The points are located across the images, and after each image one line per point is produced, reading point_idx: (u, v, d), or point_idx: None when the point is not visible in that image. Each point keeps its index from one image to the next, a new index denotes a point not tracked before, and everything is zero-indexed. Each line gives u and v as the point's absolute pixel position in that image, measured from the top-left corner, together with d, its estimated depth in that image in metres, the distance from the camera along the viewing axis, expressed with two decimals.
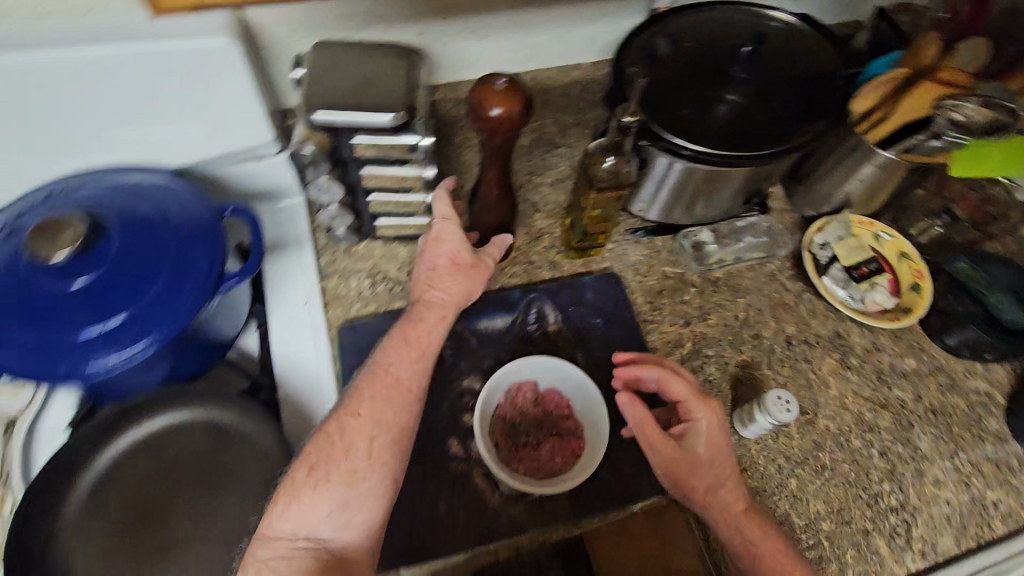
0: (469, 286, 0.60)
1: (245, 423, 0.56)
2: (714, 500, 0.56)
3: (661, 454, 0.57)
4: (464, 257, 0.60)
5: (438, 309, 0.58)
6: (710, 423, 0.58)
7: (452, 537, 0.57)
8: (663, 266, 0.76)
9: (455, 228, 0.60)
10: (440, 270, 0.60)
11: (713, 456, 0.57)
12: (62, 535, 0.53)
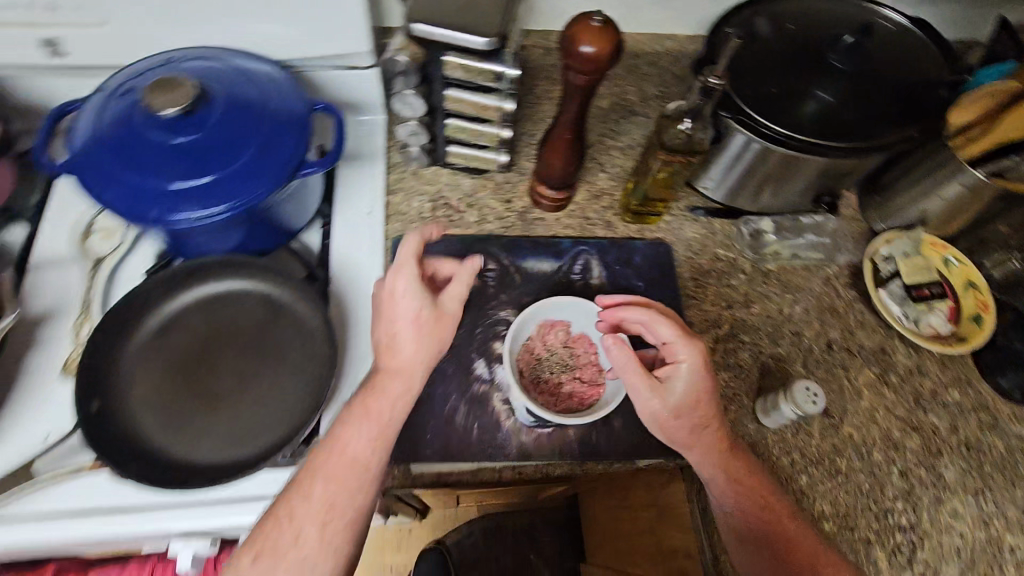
0: (434, 347, 0.55)
1: (298, 300, 0.61)
2: (697, 443, 0.57)
3: (644, 399, 0.57)
4: (425, 315, 0.55)
5: (399, 376, 0.53)
6: (694, 364, 0.56)
7: (463, 448, 0.59)
8: (717, 248, 0.76)
9: (413, 279, 0.55)
10: (401, 333, 0.54)
11: (696, 401, 0.56)
12: (126, 360, 0.57)
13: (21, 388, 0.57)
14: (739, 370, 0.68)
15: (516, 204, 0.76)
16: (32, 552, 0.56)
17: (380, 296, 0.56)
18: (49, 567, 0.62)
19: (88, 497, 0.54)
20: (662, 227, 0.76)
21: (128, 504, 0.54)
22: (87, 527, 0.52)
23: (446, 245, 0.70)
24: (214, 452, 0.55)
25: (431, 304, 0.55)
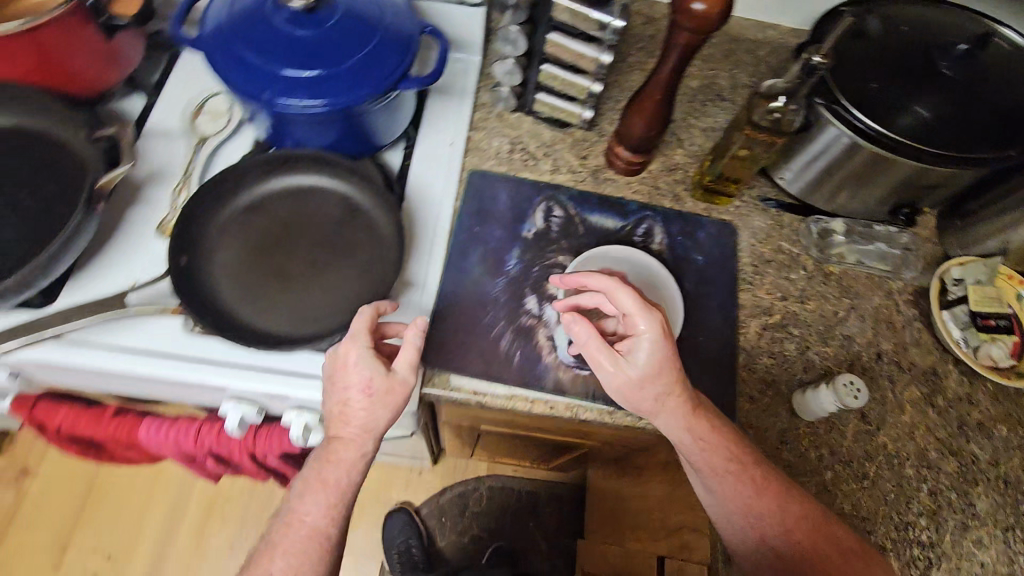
0: (385, 416, 0.55)
1: (378, 207, 0.65)
2: (663, 412, 0.57)
3: (607, 373, 0.57)
4: (376, 384, 0.54)
5: (351, 445, 0.55)
6: (654, 334, 0.56)
7: (502, 372, 0.61)
8: (782, 240, 0.76)
9: (363, 354, 0.54)
10: (353, 404, 0.54)
11: (658, 371, 0.56)
12: (213, 229, 0.62)
13: (120, 236, 0.63)
14: (783, 360, 0.68)
15: (591, 161, 0.77)
16: (107, 382, 0.62)
17: (332, 365, 0.55)
18: (109, 408, 0.68)
19: (164, 341, 0.59)
20: (731, 210, 0.77)
21: (198, 354, 0.59)
22: (160, 366, 0.58)
23: (517, 185, 0.73)
24: (279, 326, 0.59)
25: (385, 371, 0.55)
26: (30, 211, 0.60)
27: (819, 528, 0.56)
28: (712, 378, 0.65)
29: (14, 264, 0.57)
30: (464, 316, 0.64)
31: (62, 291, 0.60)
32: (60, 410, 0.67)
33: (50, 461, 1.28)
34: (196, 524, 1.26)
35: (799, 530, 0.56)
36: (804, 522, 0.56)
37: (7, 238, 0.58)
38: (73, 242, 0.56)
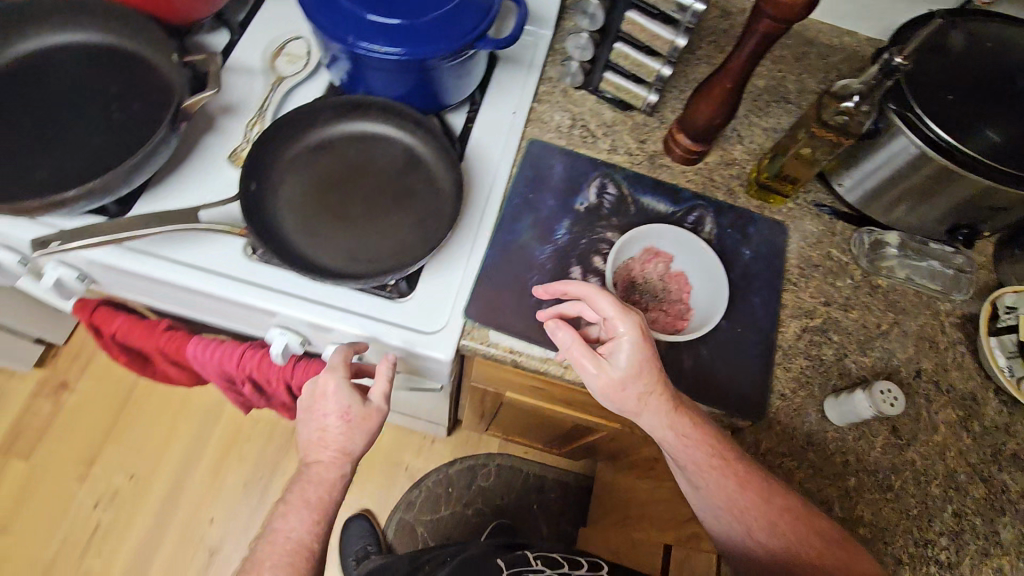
0: (362, 440, 0.62)
1: (440, 162, 0.67)
2: (645, 411, 0.58)
3: (590, 375, 0.58)
4: (354, 410, 0.61)
5: (331, 466, 0.61)
6: (634, 335, 0.56)
7: (541, 335, 0.63)
8: (832, 247, 0.75)
9: (341, 384, 0.61)
10: (330, 430, 0.61)
11: (638, 371, 0.56)
12: (282, 163, 0.65)
13: (194, 159, 0.67)
14: (819, 363, 0.68)
15: (649, 146, 0.77)
16: (167, 294, 0.66)
17: (312, 395, 0.62)
18: (162, 322, 0.71)
19: (225, 260, 0.63)
20: (784, 211, 0.76)
21: (256, 277, 0.63)
22: (223, 284, 0.62)
23: (574, 159, 0.73)
24: (334, 260, 0.62)
25: (361, 401, 0.62)
26: (118, 123, 0.63)
27: (804, 519, 0.57)
28: (748, 371, 0.65)
29: (98, 170, 0.61)
30: (509, 277, 0.65)
31: (137, 201, 0.64)
32: (116, 318, 0.70)
33: (89, 378, 1.35)
34: (216, 457, 1.32)
35: (785, 523, 0.57)
36: (797, 521, 0.57)
37: (94, 145, 0.62)
38: (155, 155, 0.59)
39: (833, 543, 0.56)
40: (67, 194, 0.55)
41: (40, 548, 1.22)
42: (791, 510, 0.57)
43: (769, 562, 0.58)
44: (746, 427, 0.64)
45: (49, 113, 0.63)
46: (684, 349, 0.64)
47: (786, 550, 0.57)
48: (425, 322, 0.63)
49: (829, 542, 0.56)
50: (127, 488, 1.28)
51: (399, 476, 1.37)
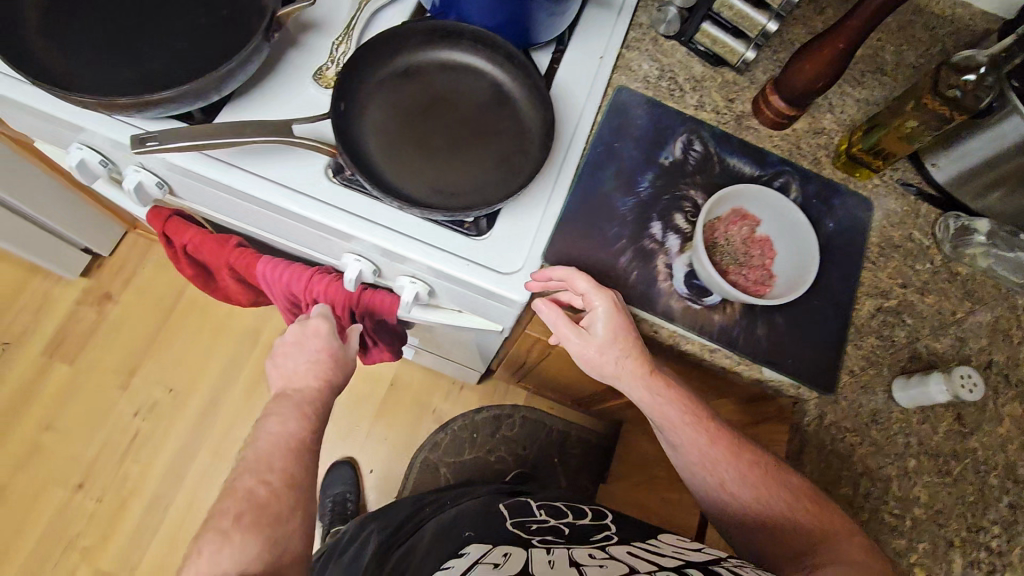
0: (340, 379, 0.68)
1: (530, 102, 0.65)
2: (622, 375, 0.63)
3: (573, 344, 0.64)
4: (340, 351, 0.68)
5: (313, 395, 0.65)
6: (608, 309, 0.60)
7: (618, 286, 0.63)
8: (914, 229, 0.73)
9: (331, 327, 0.68)
10: (321, 363, 0.67)
11: (613, 340, 0.61)
12: (368, 85, 0.62)
13: (278, 74, 0.65)
14: (888, 345, 0.67)
15: (736, 106, 0.74)
16: (244, 211, 0.66)
17: (300, 333, 0.67)
18: (232, 239, 0.72)
19: (307, 182, 0.62)
20: (869, 187, 0.73)
21: (337, 202, 0.62)
22: (306, 205, 0.61)
23: (660, 113, 0.71)
24: (418, 191, 0.60)
25: (343, 346, 0.69)
26: (205, 28, 0.61)
27: (770, 474, 0.62)
28: (819, 345, 0.64)
29: (185, 74, 0.58)
30: (589, 227, 0.64)
31: (221, 112, 0.62)
32: (189, 229, 0.70)
33: (131, 293, 1.37)
34: (251, 382, 1.35)
35: (755, 475, 0.62)
36: (769, 477, 0.61)
37: (180, 48, 0.59)
38: (246, 63, 0.57)
39: (800, 494, 0.60)
40: (157, 95, 0.54)
41: (80, 450, 1.26)
42: (759, 463, 0.63)
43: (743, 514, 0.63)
44: (812, 399, 0.63)
45: (134, 9, 0.60)
46: (759, 316, 0.63)
47: (758, 503, 0.61)
48: (501, 262, 0.63)
49: (799, 491, 0.60)
50: (166, 402, 1.32)
51: (427, 417, 1.42)
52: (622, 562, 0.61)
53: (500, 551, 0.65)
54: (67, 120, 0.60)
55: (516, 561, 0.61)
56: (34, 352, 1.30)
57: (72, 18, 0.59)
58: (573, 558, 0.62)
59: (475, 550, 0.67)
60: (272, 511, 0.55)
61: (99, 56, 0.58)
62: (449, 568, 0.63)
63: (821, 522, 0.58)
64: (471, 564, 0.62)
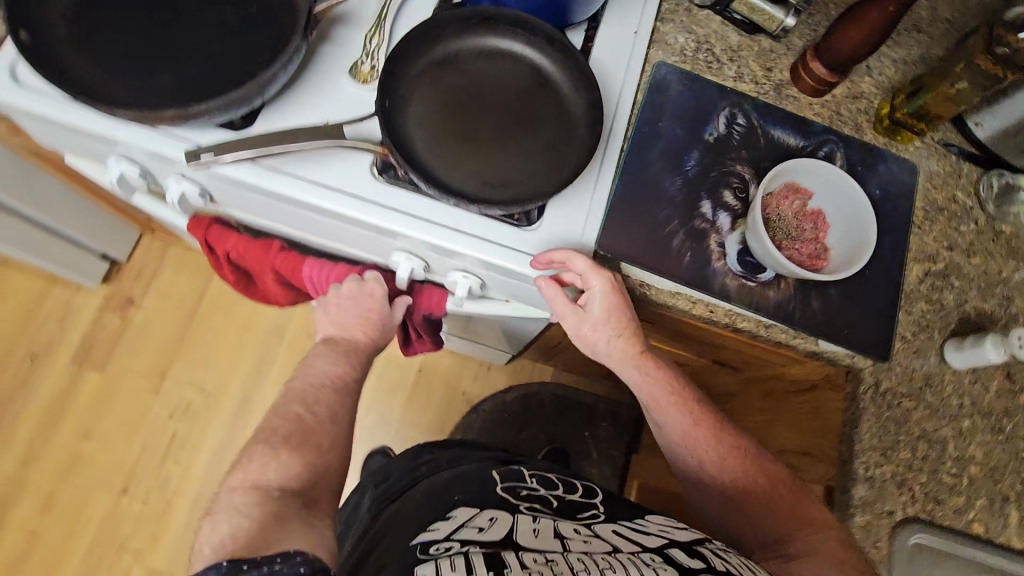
0: (383, 339, 0.70)
1: (572, 85, 0.63)
2: (614, 352, 0.65)
3: (568, 321, 0.64)
4: (387, 317, 0.69)
5: (353, 349, 0.68)
6: (604, 288, 0.61)
7: (673, 267, 0.63)
8: (956, 190, 0.72)
9: (383, 292, 0.68)
10: (368, 322, 0.68)
11: (608, 319, 0.63)
12: (408, 78, 0.61)
13: (313, 71, 0.62)
14: (937, 308, 0.67)
15: (775, 74, 0.72)
16: (289, 214, 0.65)
17: (355, 289, 0.67)
18: (274, 243, 0.71)
19: (354, 182, 0.61)
20: (911, 149, 0.72)
21: (385, 201, 0.61)
22: (356, 206, 0.60)
23: (700, 87, 0.69)
24: (469, 185, 0.59)
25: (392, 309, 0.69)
26: (236, 28, 0.58)
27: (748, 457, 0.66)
28: (871, 314, 0.65)
29: (223, 79, 0.56)
30: (639, 210, 0.64)
31: (260, 115, 0.60)
32: (230, 237, 0.70)
33: (152, 297, 1.36)
34: (281, 376, 1.36)
35: (735, 458, 0.65)
36: (749, 462, 0.65)
37: (214, 52, 0.57)
38: (288, 65, 0.55)
39: (775, 481, 0.64)
40: (203, 106, 0.53)
41: (120, 455, 1.28)
42: (740, 449, 0.66)
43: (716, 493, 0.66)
44: (867, 367, 0.65)
45: (162, 13, 0.57)
46: (812, 290, 0.64)
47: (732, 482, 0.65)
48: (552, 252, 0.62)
49: (774, 477, 0.64)
50: (199, 401, 1.32)
51: (457, 399, 1.44)
52: (606, 540, 0.60)
53: (487, 514, 0.63)
54: (102, 133, 0.59)
55: (500, 526, 0.60)
56: (63, 361, 1.31)
57: (99, 27, 0.56)
58: (559, 529, 0.61)
59: (461, 512, 0.64)
60: (314, 440, 0.59)
61: (132, 65, 0.56)
62: (433, 527, 0.61)
63: (795, 504, 0.62)
64: (455, 526, 0.60)
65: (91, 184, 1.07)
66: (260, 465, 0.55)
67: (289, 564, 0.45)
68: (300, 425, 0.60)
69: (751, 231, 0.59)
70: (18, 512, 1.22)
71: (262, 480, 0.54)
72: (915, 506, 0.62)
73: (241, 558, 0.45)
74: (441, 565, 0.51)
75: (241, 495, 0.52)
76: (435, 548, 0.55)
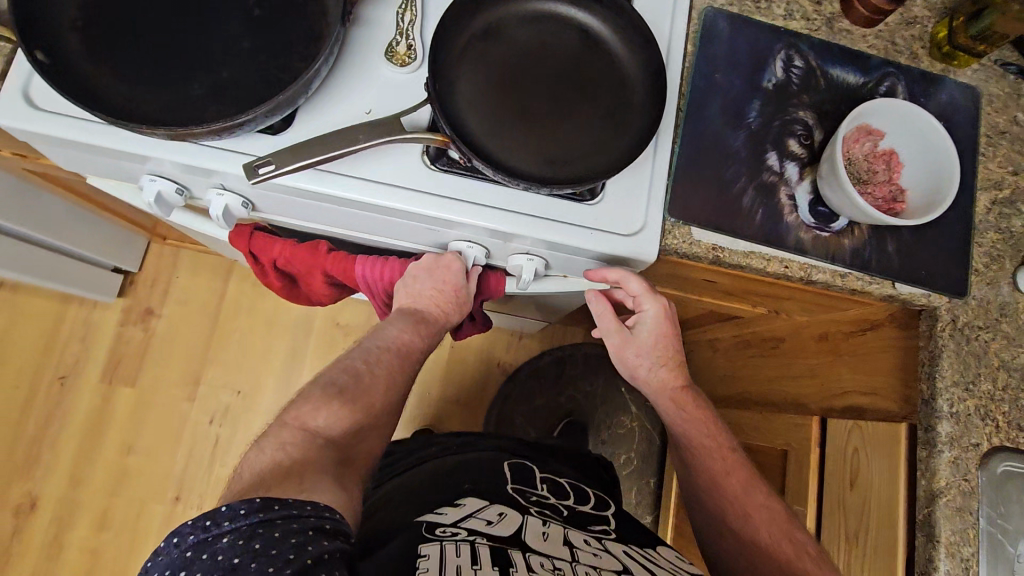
0: (458, 311, 0.68)
1: (623, 44, 0.59)
2: (652, 380, 0.72)
3: (610, 339, 0.70)
4: (461, 290, 0.67)
5: (427, 322, 0.67)
6: (657, 312, 0.66)
7: (745, 226, 0.61)
8: (1018, 111, 0.69)
9: (462, 264, 0.65)
10: (444, 295, 0.66)
11: (652, 341, 0.69)
12: (453, 54, 0.57)
13: (347, 57, 0.58)
14: (1007, 237, 0.66)
15: (824, 7, 0.68)
16: (340, 216, 0.61)
17: (433, 261, 0.65)
18: (321, 245, 0.69)
19: (408, 175, 0.56)
20: (969, 74, 0.69)
21: (444, 190, 0.57)
22: (415, 201, 0.56)
23: (750, 29, 0.66)
24: (532, 166, 0.56)
25: (466, 282, 0.67)
26: (262, 20, 0.54)
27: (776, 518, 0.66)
28: (942, 249, 0.64)
29: (261, 78, 0.52)
30: (704, 169, 0.61)
31: (300, 114, 0.56)
32: (275, 244, 0.68)
33: (173, 304, 1.33)
34: (316, 367, 1.34)
35: (760, 517, 0.66)
36: (774, 522, 0.65)
37: (246, 49, 0.53)
38: (330, 56, 0.52)
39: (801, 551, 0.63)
40: (248, 114, 0.49)
41: (166, 465, 1.26)
42: (768, 508, 0.67)
43: (737, 552, 0.65)
44: (943, 304, 0.64)
45: (183, 11, 0.53)
46: (886, 234, 0.62)
47: (757, 543, 0.64)
48: (622, 225, 0.58)
49: (799, 548, 0.63)
50: (237, 404, 1.31)
51: (493, 370, 1.44)
52: (615, 557, 0.61)
53: (495, 508, 0.64)
54: (131, 151, 0.54)
55: (509, 521, 0.61)
56: (93, 379, 1.28)
57: (117, 35, 0.52)
58: (568, 538, 0.62)
59: (471, 501, 0.65)
60: (367, 397, 0.60)
61: (160, 73, 0.52)
62: (440, 510, 0.62)
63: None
64: (464, 514, 0.61)
65: (104, 204, 1.01)
66: (312, 409, 0.57)
67: (317, 516, 0.44)
68: (358, 382, 0.61)
69: (832, 176, 0.57)
70: (75, 533, 1.21)
71: (311, 424, 0.56)
72: (999, 435, 0.63)
73: (272, 498, 0.44)
74: (446, 548, 0.52)
75: (289, 432, 0.54)
76: (441, 530, 0.56)
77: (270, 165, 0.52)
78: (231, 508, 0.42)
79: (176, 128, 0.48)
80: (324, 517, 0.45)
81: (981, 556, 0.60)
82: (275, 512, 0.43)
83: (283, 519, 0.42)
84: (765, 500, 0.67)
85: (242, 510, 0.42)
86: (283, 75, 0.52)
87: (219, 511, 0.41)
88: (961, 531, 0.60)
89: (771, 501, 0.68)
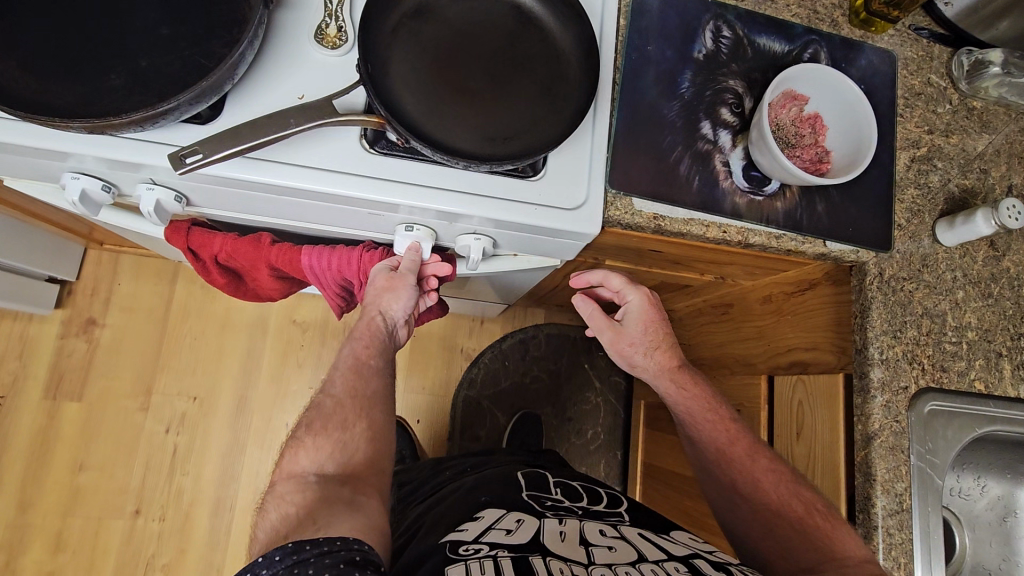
0: (396, 300, 0.64)
1: (555, 20, 0.60)
2: (649, 365, 0.77)
3: (604, 335, 0.77)
4: (383, 276, 0.65)
5: (365, 318, 0.66)
6: (640, 302, 0.75)
7: (684, 193, 0.62)
8: (931, 73, 0.74)
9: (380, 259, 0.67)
10: (369, 288, 0.66)
11: (642, 329, 0.76)
12: (386, 35, 0.56)
13: (275, 41, 0.57)
14: (925, 192, 0.70)
15: None
16: (284, 206, 0.60)
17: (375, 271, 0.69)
18: (264, 237, 0.68)
19: (344, 158, 0.56)
20: (886, 38, 0.73)
21: (384, 173, 0.56)
22: (356, 183, 0.55)
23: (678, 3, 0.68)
24: (472, 143, 0.55)
25: (390, 271, 0.65)
26: (180, 7, 0.52)
27: (784, 480, 0.67)
28: (866, 207, 0.68)
29: (182, 66, 0.50)
30: (643, 141, 0.63)
31: (228, 101, 0.54)
32: (215, 239, 0.67)
33: (116, 313, 1.27)
34: (274, 368, 1.31)
35: (770, 480, 0.67)
36: (784, 483, 0.66)
37: (165, 35, 0.51)
38: (255, 40, 0.51)
39: (810, 508, 0.63)
40: (171, 102, 0.47)
41: (123, 480, 1.21)
42: (776, 472, 0.67)
43: (752, 517, 0.66)
44: (871, 259, 0.67)
45: (96, 5, 0.51)
46: (816, 194, 0.66)
47: (772, 506, 0.65)
48: (565, 199, 0.59)
49: (810, 506, 0.64)
50: (194, 412, 1.27)
51: None
52: (632, 545, 0.63)
53: (515, 515, 0.66)
54: (50, 149, 0.51)
55: (528, 528, 0.63)
56: (35, 396, 1.22)
57: (22, 28, 0.49)
58: (588, 534, 0.64)
59: (489, 513, 0.67)
60: (339, 417, 0.58)
61: (73, 65, 0.49)
62: (463, 528, 0.63)
63: (831, 536, 0.60)
64: (484, 527, 0.62)
65: (35, 214, 0.96)
66: (291, 457, 0.55)
67: (347, 548, 0.44)
68: (321, 409, 0.59)
69: (760, 138, 0.60)
70: (29, 558, 1.15)
71: (298, 469, 0.54)
72: (926, 376, 0.67)
73: (302, 539, 0.44)
74: (472, 567, 0.52)
75: (282, 484, 0.53)
76: (464, 549, 0.56)
77: (197, 154, 0.50)
78: (265, 557, 0.42)
79: (95, 120, 0.46)
80: (354, 549, 0.44)
81: (915, 490, 0.65)
82: (307, 551, 0.43)
83: (316, 556, 0.42)
84: (779, 471, 0.68)
85: (276, 556, 0.42)
86: (207, 61, 0.50)
87: (256, 561, 0.42)
88: (894, 468, 0.65)
89: (780, 470, 0.68)
